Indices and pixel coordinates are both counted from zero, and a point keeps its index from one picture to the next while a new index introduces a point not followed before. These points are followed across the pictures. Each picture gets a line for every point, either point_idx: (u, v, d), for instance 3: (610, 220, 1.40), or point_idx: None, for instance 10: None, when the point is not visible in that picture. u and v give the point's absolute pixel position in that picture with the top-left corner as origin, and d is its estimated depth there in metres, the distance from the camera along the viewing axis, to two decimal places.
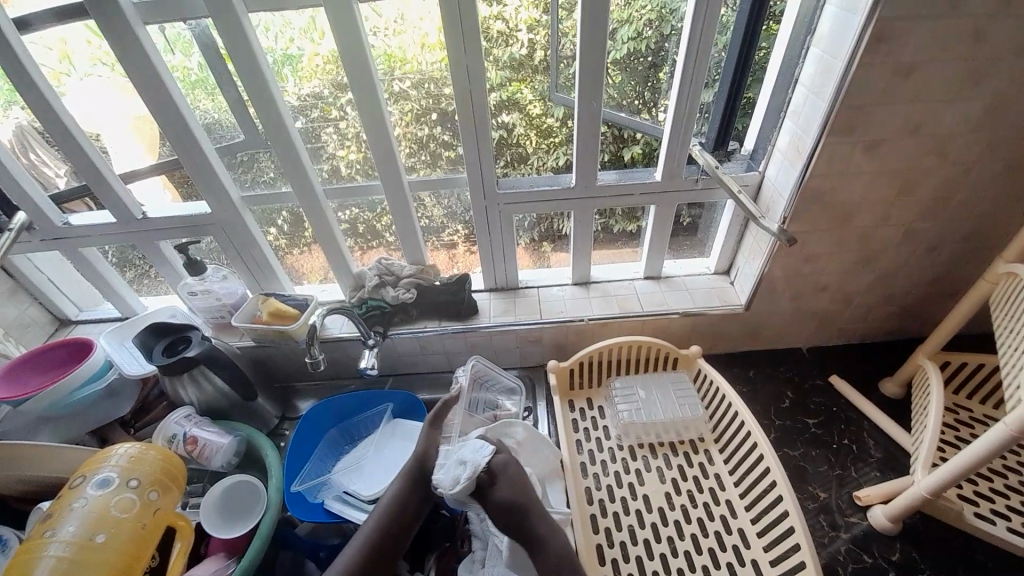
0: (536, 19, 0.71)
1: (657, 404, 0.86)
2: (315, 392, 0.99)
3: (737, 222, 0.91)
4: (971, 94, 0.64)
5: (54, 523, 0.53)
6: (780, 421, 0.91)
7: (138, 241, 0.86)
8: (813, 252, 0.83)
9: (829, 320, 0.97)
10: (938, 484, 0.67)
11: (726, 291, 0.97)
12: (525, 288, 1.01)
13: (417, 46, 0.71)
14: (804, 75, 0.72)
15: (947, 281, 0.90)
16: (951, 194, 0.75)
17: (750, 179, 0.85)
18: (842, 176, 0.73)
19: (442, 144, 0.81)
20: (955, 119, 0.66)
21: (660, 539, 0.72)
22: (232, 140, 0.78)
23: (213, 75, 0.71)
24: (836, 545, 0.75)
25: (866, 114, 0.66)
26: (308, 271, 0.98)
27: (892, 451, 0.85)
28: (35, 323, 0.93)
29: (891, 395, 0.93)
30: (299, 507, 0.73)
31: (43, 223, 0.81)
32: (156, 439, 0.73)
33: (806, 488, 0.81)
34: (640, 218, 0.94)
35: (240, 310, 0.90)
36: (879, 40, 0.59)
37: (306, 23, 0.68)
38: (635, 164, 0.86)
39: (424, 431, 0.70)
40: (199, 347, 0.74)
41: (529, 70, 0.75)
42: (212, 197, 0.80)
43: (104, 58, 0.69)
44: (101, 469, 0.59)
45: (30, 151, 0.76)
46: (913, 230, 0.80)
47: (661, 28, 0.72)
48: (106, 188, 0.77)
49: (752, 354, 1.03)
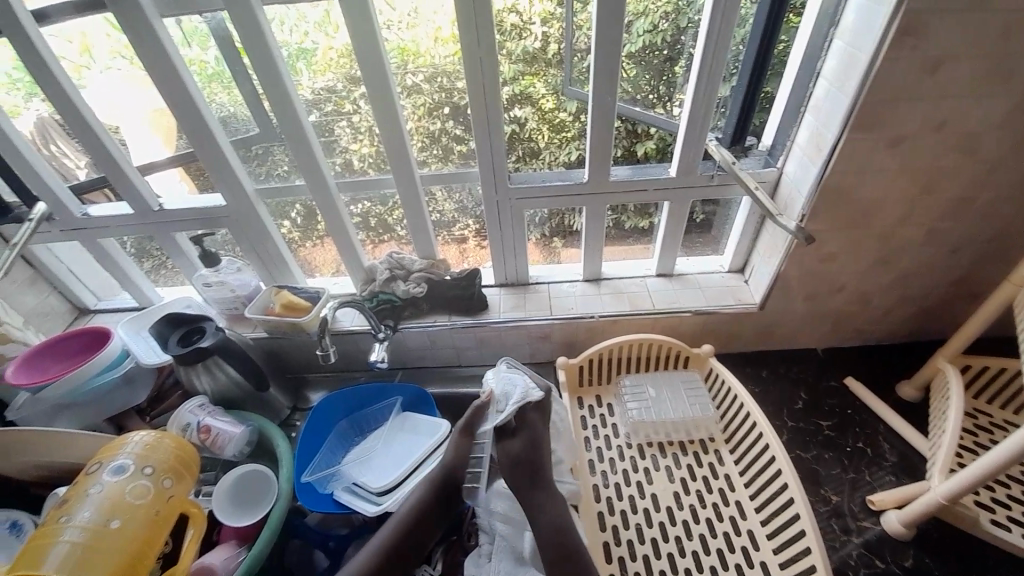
0: (550, 11, 0.70)
1: (667, 403, 0.85)
2: (326, 383, 1.00)
3: (752, 220, 0.90)
4: (1002, 90, 0.61)
5: (71, 507, 0.54)
6: (793, 422, 0.89)
7: (153, 232, 0.87)
8: (831, 251, 0.82)
9: (846, 321, 0.95)
10: (954, 491, 0.66)
11: (739, 290, 0.95)
12: (536, 284, 1.00)
13: (431, 39, 0.71)
14: (827, 69, 0.70)
15: (970, 283, 0.87)
16: (977, 194, 0.73)
17: (767, 175, 0.83)
18: (864, 174, 0.71)
19: (454, 139, 0.81)
20: (984, 116, 0.64)
21: (668, 539, 0.71)
22: (247, 133, 0.79)
23: (228, 68, 0.71)
24: (847, 549, 0.74)
25: (890, 110, 0.64)
26: (320, 264, 0.99)
27: (908, 456, 0.83)
28: (55, 312, 0.96)
29: (908, 398, 0.91)
30: (310, 496, 0.74)
31: (63, 213, 0.83)
32: (171, 427, 0.74)
33: (818, 491, 0.80)
34: (653, 215, 0.93)
35: (254, 302, 0.91)
36: (906, 33, 0.57)
37: (320, 16, 0.68)
38: (649, 160, 0.85)
39: (453, 439, 0.69)
40: (213, 338, 0.75)
41: (543, 64, 0.74)
42: (227, 190, 0.80)
43: (123, 52, 0.69)
44: (116, 456, 0.60)
45: (51, 142, 0.78)
46: (936, 230, 0.78)
47: (678, 21, 0.71)
48: (124, 180, 0.78)
49: (765, 354, 1.01)
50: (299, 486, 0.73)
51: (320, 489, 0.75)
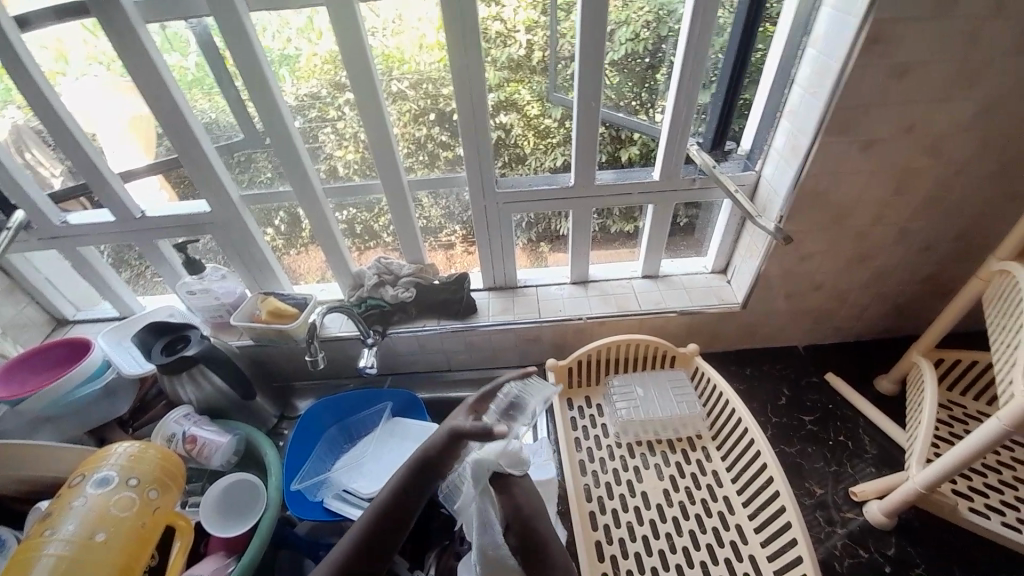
0: (534, 19, 0.71)
1: (655, 402, 0.87)
2: (314, 391, 0.99)
3: (734, 220, 0.92)
4: (966, 93, 0.65)
5: (54, 522, 0.53)
6: (777, 418, 0.92)
7: (137, 240, 0.86)
8: (809, 250, 0.84)
9: (826, 318, 0.98)
10: (931, 479, 0.68)
11: (723, 289, 0.98)
12: (524, 287, 1.01)
13: (415, 47, 0.72)
14: (801, 75, 0.72)
15: (941, 280, 0.91)
16: (946, 192, 0.76)
17: (747, 178, 0.86)
18: (839, 175, 0.74)
19: (440, 145, 0.82)
20: (950, 118, 0.67)
21: (659, 536, 0.72)
22: (232, 139, 0.78)
23: (211, 75, 0.71)
24: (833, 540, 0.76)
25: (863, 112, 0.67)
26: (305, 271, 0.98)
27: (887, 448, 0.86)
28: (32, 323, 0.93)
29: (886, 392, 0.94)
30: (299, 504, 0.72)
31: (40, 221, 0.81)
32: (156, 438, 0.73)
33: (803, 485, 0.82)
34: (638, 218, 0.95)
35: (240, 309, 0.90)
36: (874, 41, 0.60)
37: (303, 23, 0.68)
38: (633, 164, 0.87)
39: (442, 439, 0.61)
40: (198, 346, 0.74)
41: (527, 71, 0.76)
42: (212, 196, 0.80)
43: (101, 58, 0.69)
44: (100, 468, 0.58)
45: (25, 150, 0.76)
46: (907, 230, 0.82)
47: (658, 29, 0.73)
48: (105, 187, 0.77)
49: (749, 352, 1.04)
50: (288, 495, 0.73)
51: (310, 497, 0.74)
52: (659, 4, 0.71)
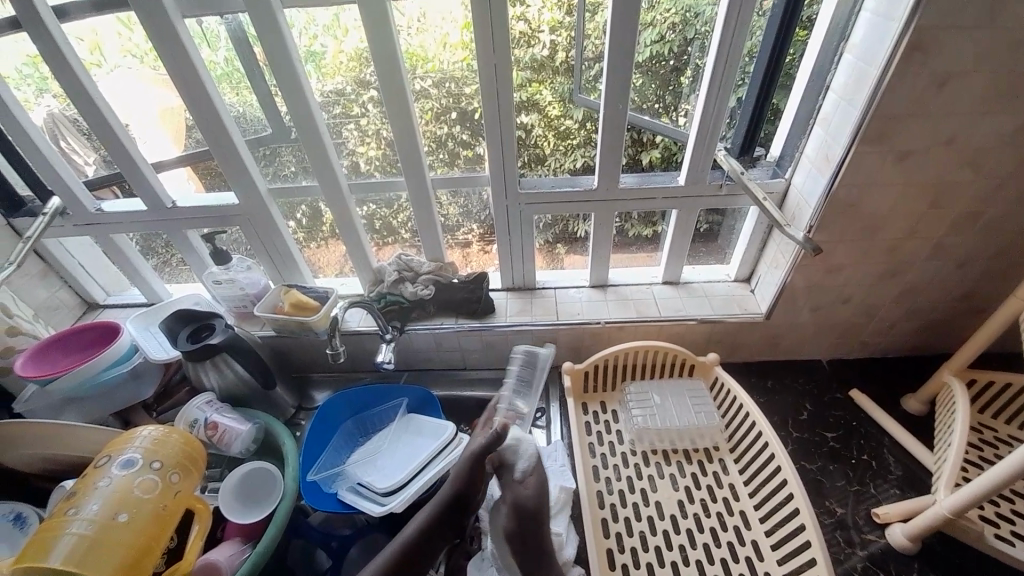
0: (559, 20, 0.71)
1: (671, 410, 0.86)
2: (331, 383, 1.01)
3: (760, 229, 0.90)
4: (1011, 106, 0.62)
5: (78, 501, 0.55)
6: (797, 433, 0.89)
7: (168, 230, 0.88)
8: (838, 263, 0.82)
9: (852, 332, 0.95)
10: (960, 504, 0.66)
11: (745, 299, 0.96)
12: (541, 289, 1.01)
13: (439, 45, 0.72)
14: (836, 83, 0.71)
15: (976, 298, 0.88)
16: (985, 208, 0.73)
17: (776, 186, 0.84)
18: (872, 187, 0.71)
19: (461, 143, 0.82)
20: (994, 131, 0.65)
21: (672, 547, 0.71)
22: (260, 133, 0.79)
23: (241, 67, 0.72)
24: (852, 561, 0.74)
25: (903, 122, 0.64)
26: (324, 264, 1.00)
27: (913, 469, 0.83)
28: (64, 306, 0.96)
29: (913, 412, 0.91)
30: (315, 495, 0.73)
31: (76, 208, 0.84)
32: (179, 423, 0.74)
33: (822, 503, 0.80)
34: (658, 223, 0.93)
35: (263, 301, 0.91)
36: (914, 49, 0.58)
37: (330, 20, 0.69)
38: (655, 168, 0.85)
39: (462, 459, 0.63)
40: (222, 335, 0.75)
41: (550, 71, 0.75)
42: (241, 189, 0.81)
43: (133, 51, 0.71)
44: (125, 450, 0.60)
45: (60, 138, 0.79)
46: (943, 246, 0.79)
47: (685, 32, 0.72)
48: (138, 176, 0.79)
49: (770, 364, 1.02)
50: (304, 485, 0.74)
51: (325, 489, 0.75)
52: (686, 6, 0.70)
